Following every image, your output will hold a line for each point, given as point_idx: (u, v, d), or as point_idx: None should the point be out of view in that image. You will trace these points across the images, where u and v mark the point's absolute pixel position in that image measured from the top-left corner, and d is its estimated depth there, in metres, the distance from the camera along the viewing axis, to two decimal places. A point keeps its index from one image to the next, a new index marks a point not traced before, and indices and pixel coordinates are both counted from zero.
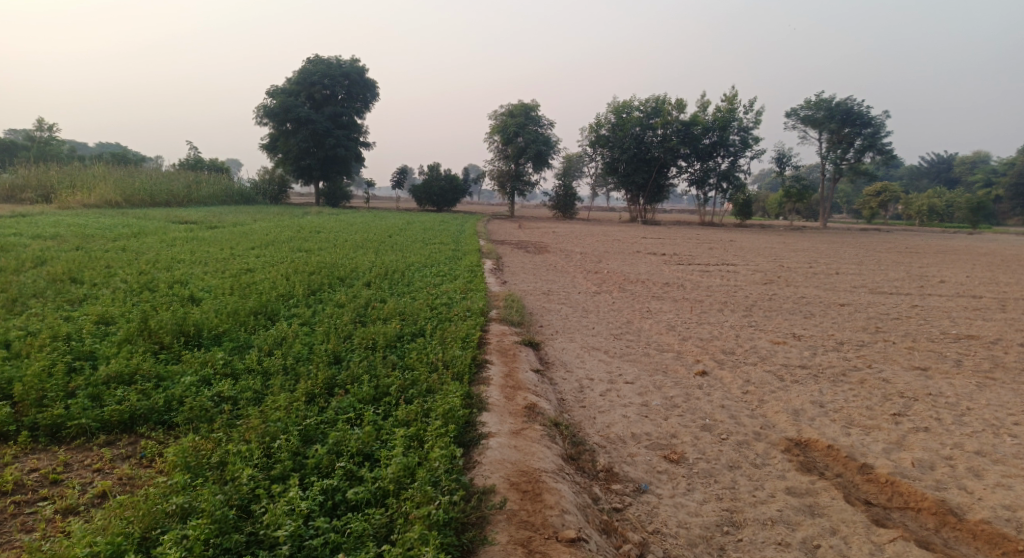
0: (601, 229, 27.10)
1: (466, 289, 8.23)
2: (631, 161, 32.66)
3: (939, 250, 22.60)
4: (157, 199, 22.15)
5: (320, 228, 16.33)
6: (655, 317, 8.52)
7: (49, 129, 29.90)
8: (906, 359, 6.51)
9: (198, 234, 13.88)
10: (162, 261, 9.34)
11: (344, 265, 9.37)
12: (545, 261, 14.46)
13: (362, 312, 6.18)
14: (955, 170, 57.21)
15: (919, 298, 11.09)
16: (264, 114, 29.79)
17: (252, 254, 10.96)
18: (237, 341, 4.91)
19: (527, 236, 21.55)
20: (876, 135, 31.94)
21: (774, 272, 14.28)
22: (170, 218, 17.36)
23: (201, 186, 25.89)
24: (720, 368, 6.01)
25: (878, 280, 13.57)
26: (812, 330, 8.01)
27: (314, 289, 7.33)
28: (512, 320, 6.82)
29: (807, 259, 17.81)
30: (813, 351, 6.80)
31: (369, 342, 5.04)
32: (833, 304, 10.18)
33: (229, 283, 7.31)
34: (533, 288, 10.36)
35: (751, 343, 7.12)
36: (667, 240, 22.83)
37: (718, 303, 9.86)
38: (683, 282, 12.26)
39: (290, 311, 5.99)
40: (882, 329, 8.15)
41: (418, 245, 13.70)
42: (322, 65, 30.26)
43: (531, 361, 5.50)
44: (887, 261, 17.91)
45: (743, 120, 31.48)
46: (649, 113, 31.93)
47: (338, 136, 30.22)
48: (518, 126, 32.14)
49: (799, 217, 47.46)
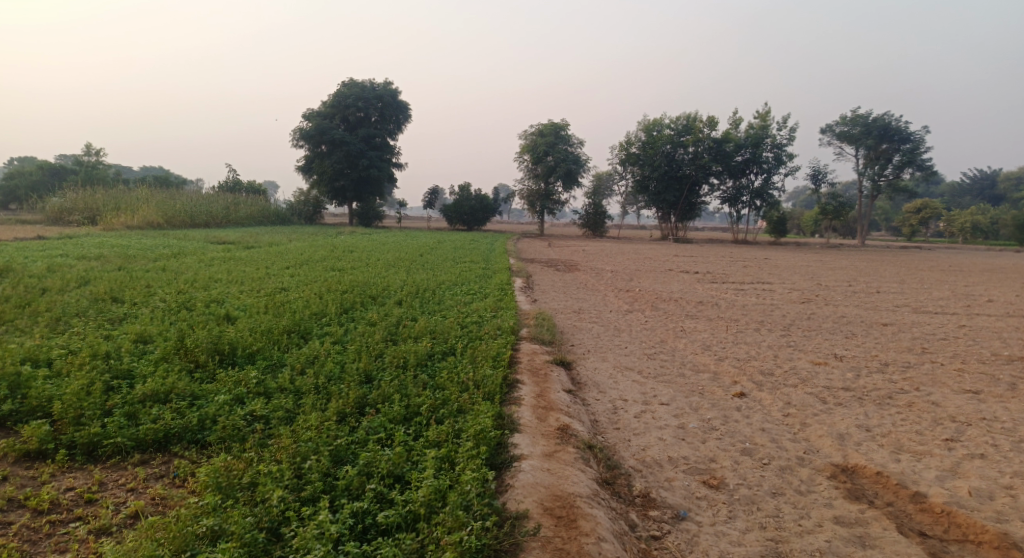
0: (632, 248, 26.96)
1: (498, 307, 8.19)
2: (662, 179, 32.45)
3: (985, 268, 21.79)
4: (197, 220, 22.79)
5: (354, 248, 16.54)
6: (689, 336, 8.32)
7: (96, 154, 31.14)
8: (956, 382, 6.23)
9: (235, 254, 14.21)
10: (200, 281, 9.53)
11: (376, 283, 9.43)
12: (576, 279, 14.39)
13: (393, 330, 6.19)
14: (999, 186, 55.55)
15: (966, 318, 10.66)
16: (299, 136, 30.58)
17: (287, 273, 11.15)
18: (270, 360, 4.93)
19: (556, 255, 21.48)
20: (916, 150, 31.20)
21: (812, 291, 13.90)
22: (208, 239, 17.80)
23: (239, 208, 26.59)
24: (759, 389, 5.81)
25: (922, 299, 13.12)
26: (854, 350, 7.74)
27: (346, 307, 7.39)
28: (544, 339, 6.73)
29: (846, 277, 17.34)
30: (856, 373, 6.55)
31: (400, 361, 5.01)
32: (875, 324, 9.84)
33: (264, 301, 7.43)
34: (564, 307, 10.27)
35: (791, 363, 6.90)
36: (699, 258, 22.53)
37: (754, 322, 9.63)
38: (717, 300, 12.04)
39: (323, 329, 6.04)
40: (928, 350, 7.83)
41: (449, 264, 13.75)
42: (356, 88, 30.95)
43: (563, 381, 5.40)
44: (931, 280, 17.33)
45: (776, 137, 31.08)
46: (680, 131, 31.80)
47: (371, 158, 30.69)
48: (548, 146, 32.28)
49: (835, 234, 46.47)
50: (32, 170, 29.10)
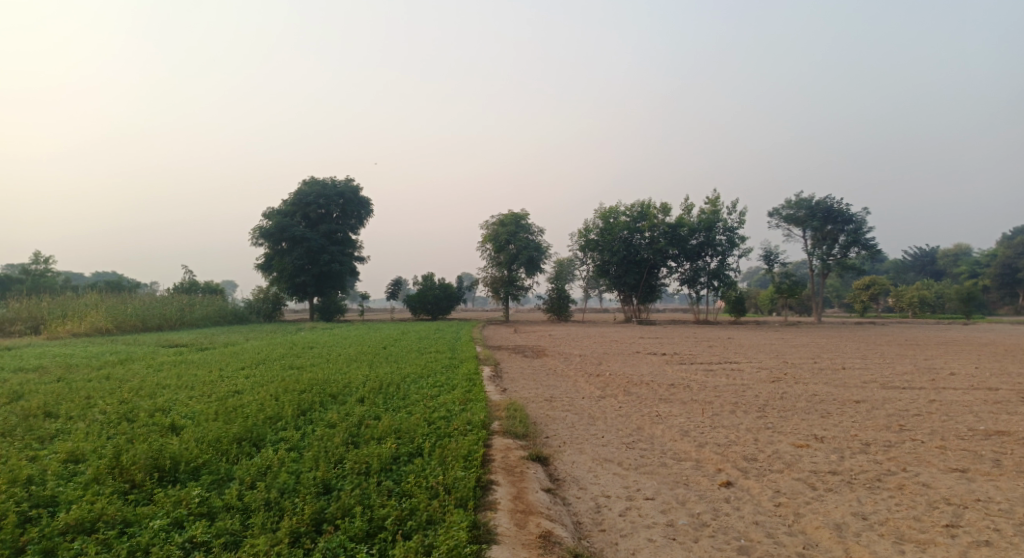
0: (597, 331, 26.96)
1: (466, 399, 7.81)
2: (622, 263, 33.06)
3: (938, 341, 22.39)
4: (149, 323, 21.98)
5: (314, 344, 16.03)
6: (665, 422, 8.04)
7: (44, 261, 30.28)
8: (941, 460, 6.07)
9: (187, 357, 13.55)
10: (146, 388, 8.93)
11: (336, 380, 8.97)
12: (544, 366, 14.10)
13: (354, 431, 5.76)
14: (939, 262, 58.56)
15: (934, 392, 10.68)
16: (259, 234, 30.43)
17: (241, 374, 10.59)
18: (217, 474, 4.46)
19: (523, 341, 21.23)
20: (859, 231, 32.76)
21: (779, 369, 13.89)
22: (160, 343, 17.05)
23: (195, 308, 25.85)
24: (745, 477, 5.53)
25: (887, 374, 13.21)
26: (833, 430, 7.56)
27: (303, 408, 6.93)
28: (516, 432, 6.37)
29: (810, 354, 17.49)
30: (840, 455, 6.32)
31: (362, 468, 4.58)
32: (848, 402, 9.74)
33: (214, 407, 6.92)
34: (534, 395, 9.90)
35: (773, 447, 6.65)
36: (664, 340, 22.59)
37: (729, 404, 9.42)
38: (688, 382, 11.85)
39: (277, 435, 5.58)
40: (906, 427, 7.70)
41: (413, 355, 13.37)
42: (318, 186, 31.32)
43: (541, 479, 5.02)
44: (891, 354, 17.57)
45: (728, 221, 32.33)
46: (636, 217, 32.84)
47: (332, 253, 30.55)
48: (509, 235, 32.83)
49: (792, 312, 47.66)
50: None
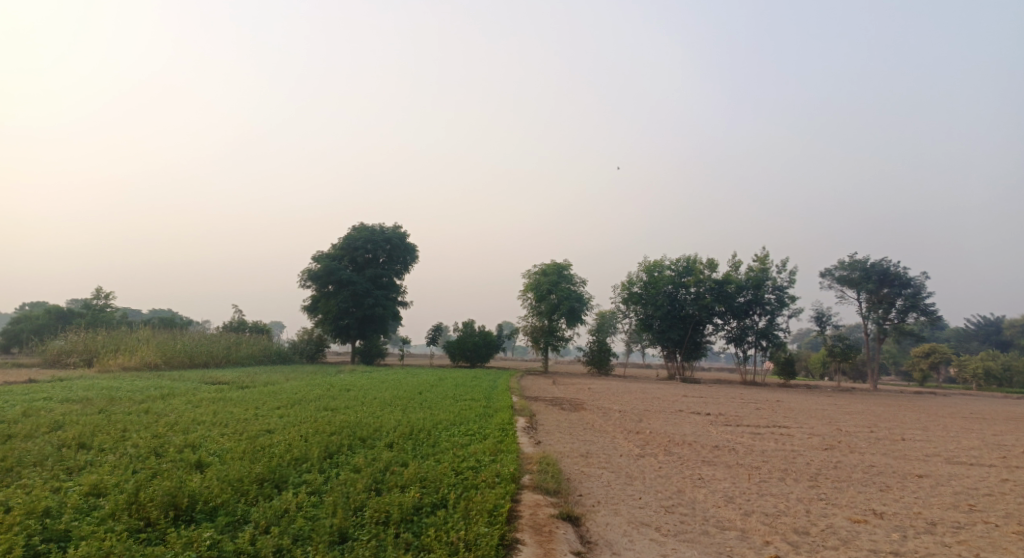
0: (638, 387, 26.21)
1: (497, 450, 7.53)
2: (665, 318, 32.37)
3: (1008, 416, 20.86)
4: (196, 360, 22.48)
5: (351, 386, 16.01)
6: (709, 486, 7.56)
7: (105, 296, 31.66)
8: (1020, 547, 5.45)
9: (227, 395, 13.67)
10: (182, 424, 8.96)
11: (367, 424, 8.83)
12: (581, 420, 13.66)
13: (378, 477, 5.59)
14: (1005, 332, 55.45)
15: (1007, 471, 9.81)
16: (307, 277, 31.16)
17: (277, 414, 10.57)
18: (234, 516, 4.33)
19: (562, 393, 20.75)
20: (918, 295, 31.35)
21: (833, 437, 13.08)
22: (203, 379, 17.31)
23: (241, 347, 26.38)
24: (796, 553, 5.06)
25: (952, 448, 12.27)
26: (894, 506, 6.94)
27: (331, 451, 6.79)
28: (547, 488, 6.05)
29: (866, 423, 16.49)
30: (902, 534, 5.76)
31: (381, 517, 4.38)
32: (909, 476, 9.01)
33: (242, 446, 6.85)
34: (569, 450, 9.51)
35: (826, 520, 6.13)
36: (709, 399, 21.71)
37: (777, 471, 8.83)
38: (734, 445, 11.23)
39: (300, 478, 5.46)
40: (976, 507, 7.03)
41: (448, 402, 13.16)
42: (366, 232, 32.06)
43: (571, 541, 4.68)
44: (956, 427, 16.39)
45: (777, 279, 31.45)
46: (681, 272, 32.34)
47: (376, 296, 30.93)
48: (551, 285, 32.73)
49: (846, 377, 45.54)
50: (40, 313, 29.48)
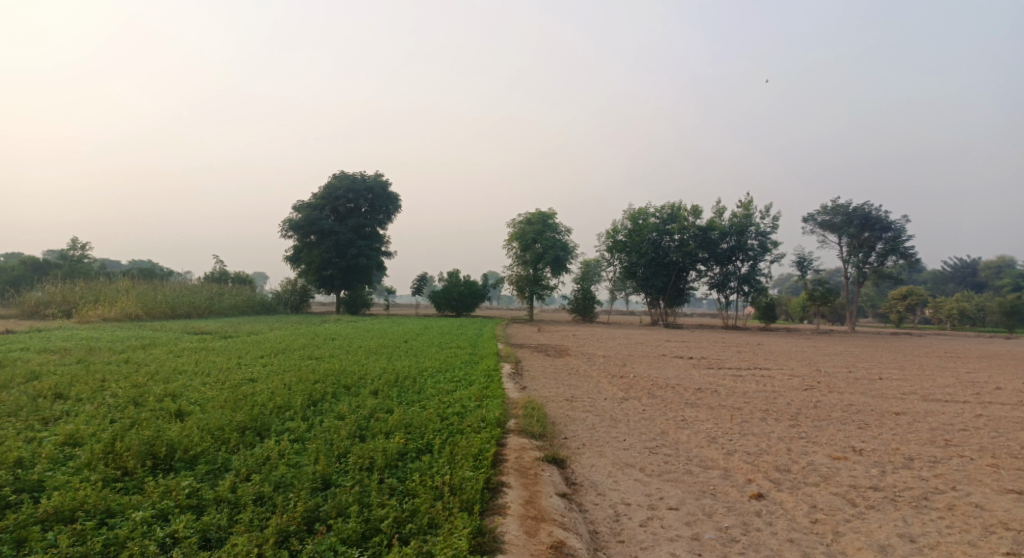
0: (623, 332, 26.45)
1: (483, 395, 7.50)
2: (649, 265, 32.45)
3: (981, 354, 21.39)
4: (178, 311, 22.21)
5: (335, 335, 15.91)
6: (692, 427, 7.63)
7: (81, 247, 30.96)
8: (994, 480, 5.58)
9: (210, 345, 13.52)
10: (162, 373, 8.82)
11: (351, 372, 8.75)
12: (566, 365, 13.73)
13: (362, 424, 5.52)
14: (981, 274, 56.54)
15: (981, 407, 10.06)
16: (288, 227, 30.63)
17: (259, 363, 10.46)
18: (214, 464, 4.26)
19: (547, 340, 20.89)
20: (898, 238, 31.63)
21: (812, 378, 13.31)
22: (185, 330, 17.13)
23: (223, 298, 26.09)
24: (777, 490, 5.13)
25: (928, 386, 12.55)
26: (873, 443, 7.07)
27: (314, 399, 6.71)
28: (533, 432, 6.05)
29: (845, 363, 16.80)
30: (881, 469, 5.87)
31: (365, 463, 4.32)
32: (887, 413, 9.18)
33: (224, 395, 6.75)
34: (555, 395, 9.55)
35: (807, 458, 6.22)
36: (691, 343, 21.97)
37: (759, 411, 8.95)
38: (716, 387, 11.38)
39: (283, 426, 5.38)
40: (952, 442, 7.18)
41: (433, 350, 13.13)
42: (347, 180, 31.40)
43: (557, 484, 4.68)
44: (931, 366, 16.79)
45: (760, 225, 31.49)
46: (665, 219, 32.24)
47: (360, 246, 30.54)
48: (536, 233, 32.51)
49: (825, 320, 46.38)
50: (14, 265, 28.79)
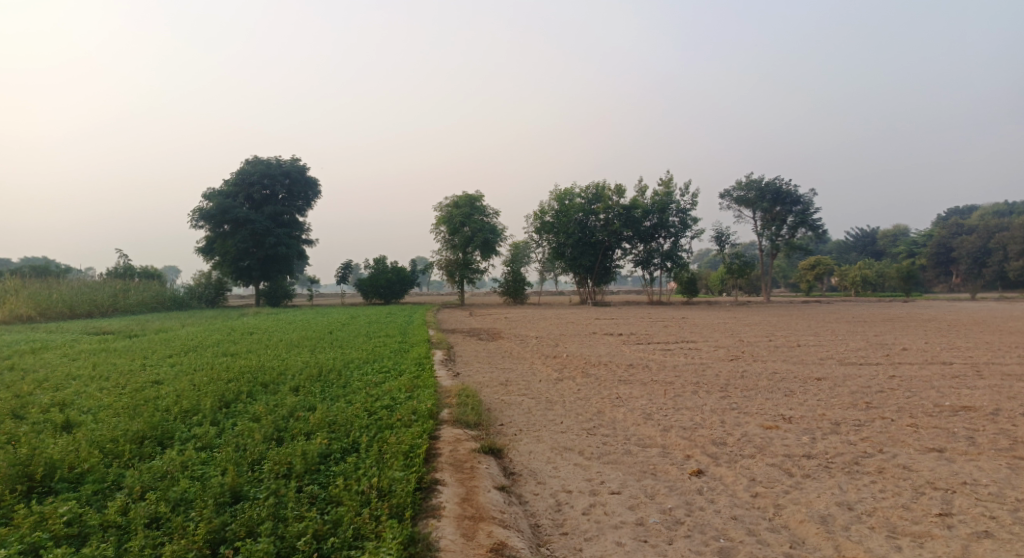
0: (553, 313, 26.54)
1: (413, 386, 7.12)
2: (577, 245, 32.69)
3: (884, 318, 22.83)
4: (77, 310, 20.46)
5: (254, 329, 15.01)
6: (627, 405, 7.56)
7: None
8: (915, 440, 5.77)
9: (112, 346, 12.42)
10: (52, 381, 7.91)
11: (270, 368, 8.14)
12: (499, 348, 13.52)
13: (280, 425, 5.06)
14: (879, 243, 60.71)
15: (892, 368, 10.59)
16: (199, 217, 28.81)
17: (167, 363, 9.64)
18: (104, 482, 3.72)
19: (478, 323, 20.64)
20: (806, 212, 33.29)
21: (737, 348, 13.69)
22: (85, 330, 15.74)
23: (130, 294, 24.28)
24: (716, 465, 5.07)
25: (842, 350, 13.18)
26: (801, 410, 7.21)
27: (227, 400, 6.13)
28: (467, 421, 5.76)
29: (765, 332, 17.47)
30: (811, 436, 5.95)
31: (282, 470, 3.90)
32: (810, 380, 9.49)
33: (123, 401, 6.06)
34: (488, 379, 9.30)
35: (741, 429, 6.24)
36: (620, 320, 22.33)
37: (690, 385, 9.03)
38: (647, 363, 11.47)
39: (190, 433, 4.83)
40: (872, 405, 7.44)
41: (361, 339, 12.60)
42: (261, 165, 29.80)
43: (495, 476, 4.41)
44: (842, 331, 17.73)
45: (681, 202, 32.32)
46: (591, 199, 32.53)
47: (278, 235, 29.09)
48: (463, 216, 32.06)
49: (742, 291, 48.50)
50: None
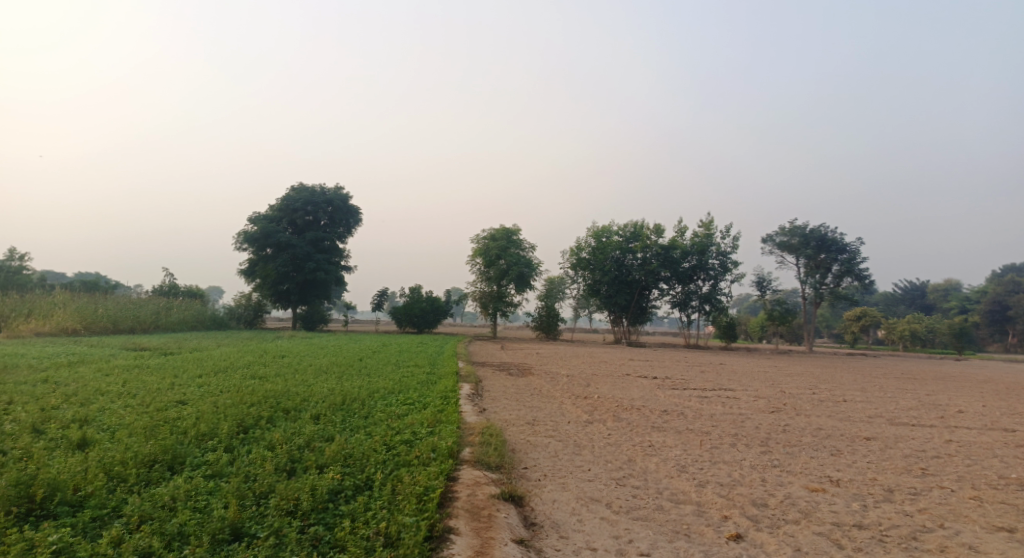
0: (586, 351, 26.03)
1: (436, 421, 6.87)
2: (613, 283, 32.25)
3: (936, 376, 21.65)
4: (120, 325, 20.91)
5: (286, 352, 15.01)
6: (660, 454, 7.16)
7: (20, 257, 29.14)
8: (981, 515, 5.24)
9: (146, 362, 12.54)
10: (81, 395, 7.92)
11: (295, 393, 8.02)
12: (528, 385, 13.19)
13: (294, 455, 4.86)
14: (930, 297, 58.38)
15: (949, 431, 9.87)
16: (243, 239, 29.47)
17: (196, 383, 9.61)
18: (103, 509, 3.58)
19: (509, 358, 20.32)
20: (852, 261, 32.24)
21: (778, 400, 13.03)
22: (124, 345, 15.99)
23: (172, 312, 24.79)
24: (756, 529, 4.66)
25: (892, 408, 12.43)
26: (849, 472, 6.69)
27: (245, 424, 5.98)
28: (488, 463, 5.47)
29: (807, 384, 16.71)
30: (862, 503, 5.47)
31: (288, 506, 3.70)
32: (858, 438, 8.90)
33: (143, 420, 5.96)
34: (514, 418, 9.00)
35: (784, 490, 5.79)
36: (654, 363, 21.72)
37: (728, 436, 8.55)
38: (682, 409, 10.98)
39: (202, 458, 4.68)
40: (928, 471, 6.87)
41: (389, 369, 12.44)
42: (306, 192, 30.46)
43: (513, 527, 4.12)
44: (891, 388, 16.81)
45: (721, 245, 31.71)
46: (629, 238, 32.19)
47: (318, 261, 29.50)
48: (500, 250, 32.05)
49: (782, 339, 47.05)
50: None
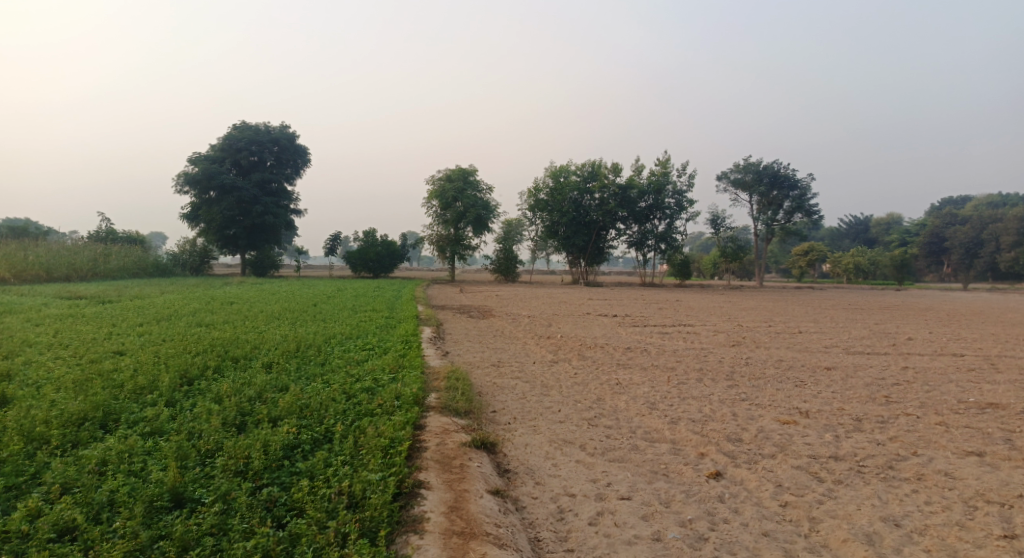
0: (545, 292, 26.03)
1: (398, 366, 6.50)
2: (571, 224, 32.01)
3: (882, 305, 22.41)
4: (54, 274, 19.59)
5: (235, 299, 14.30)
6: (629, 392, 7.00)
7: None
8: (949, 440, 5.26)
9: (82, 311, 11.69)
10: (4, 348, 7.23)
11: (244, 341, 7.51)
12: (489, 327, 12.95)
13: (244, 408, 4.42)
14: (873, 231, 60.37)
15: (903, 359, 10.11)
16: (184, 182, 27.79)
17: (136, 332, 8.95)
18: (19, 478, 3.12)
19: (469, 300, 20.04)
20: (803, 197, 32.70)
21: (737, 333, 13.16)
22: (58, 294, 14.92)
23: (111, 259, 23.38)
24: (735, 465, 4.53)
25: (846, 338, 12.71)
26: (816, 403, 6.68)
27: (189, 376, 5.49)
28: (457, 409, 5.16)
29: (762, 317, 17.02)
30: (834, 434, 5.41)
31: (237, 466, 3.31)
32: (819, 369, 8.99)
33: (73, 374, 5.40)
34: (479, 360, 8.73)
35: (757, 424, 5.69)
36: (613, 301, 21.85)
37: (694, 371, 8.50)
38: (645, 346, 10.94)
39: (138, 415, 4.19)
40: (892, 399, 6.93)
41: (346, 313, 11.96)
42: (248, 131, 28.73)
43: (488, 476, 3.85)
44: (842, 318, 17.26)
45: (676, 184, 31.66)
46: (586, 177, 31.72)
47: (266, 204, 28.18)
48: (457, 191, 31.23)
49: (734, 275, 48.13)
50: None
